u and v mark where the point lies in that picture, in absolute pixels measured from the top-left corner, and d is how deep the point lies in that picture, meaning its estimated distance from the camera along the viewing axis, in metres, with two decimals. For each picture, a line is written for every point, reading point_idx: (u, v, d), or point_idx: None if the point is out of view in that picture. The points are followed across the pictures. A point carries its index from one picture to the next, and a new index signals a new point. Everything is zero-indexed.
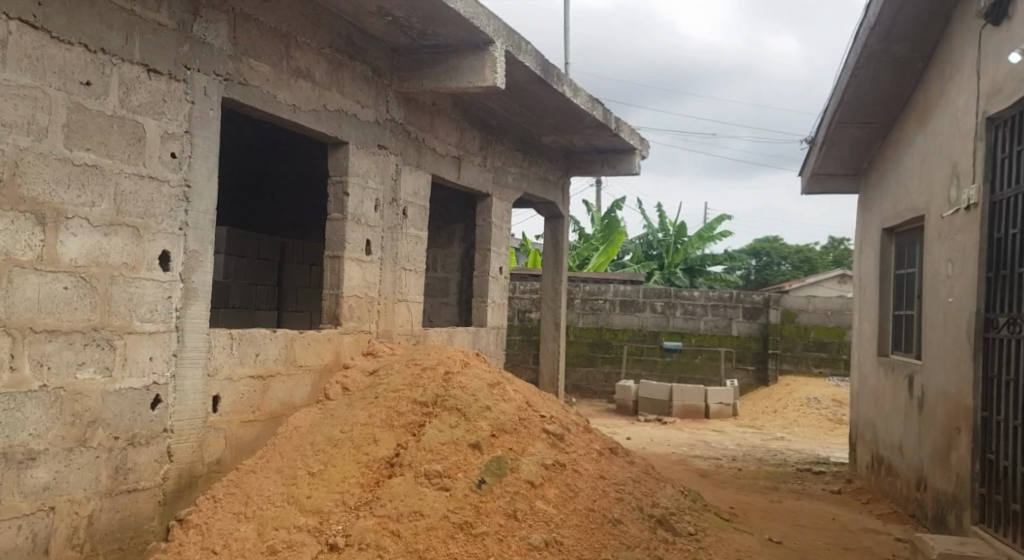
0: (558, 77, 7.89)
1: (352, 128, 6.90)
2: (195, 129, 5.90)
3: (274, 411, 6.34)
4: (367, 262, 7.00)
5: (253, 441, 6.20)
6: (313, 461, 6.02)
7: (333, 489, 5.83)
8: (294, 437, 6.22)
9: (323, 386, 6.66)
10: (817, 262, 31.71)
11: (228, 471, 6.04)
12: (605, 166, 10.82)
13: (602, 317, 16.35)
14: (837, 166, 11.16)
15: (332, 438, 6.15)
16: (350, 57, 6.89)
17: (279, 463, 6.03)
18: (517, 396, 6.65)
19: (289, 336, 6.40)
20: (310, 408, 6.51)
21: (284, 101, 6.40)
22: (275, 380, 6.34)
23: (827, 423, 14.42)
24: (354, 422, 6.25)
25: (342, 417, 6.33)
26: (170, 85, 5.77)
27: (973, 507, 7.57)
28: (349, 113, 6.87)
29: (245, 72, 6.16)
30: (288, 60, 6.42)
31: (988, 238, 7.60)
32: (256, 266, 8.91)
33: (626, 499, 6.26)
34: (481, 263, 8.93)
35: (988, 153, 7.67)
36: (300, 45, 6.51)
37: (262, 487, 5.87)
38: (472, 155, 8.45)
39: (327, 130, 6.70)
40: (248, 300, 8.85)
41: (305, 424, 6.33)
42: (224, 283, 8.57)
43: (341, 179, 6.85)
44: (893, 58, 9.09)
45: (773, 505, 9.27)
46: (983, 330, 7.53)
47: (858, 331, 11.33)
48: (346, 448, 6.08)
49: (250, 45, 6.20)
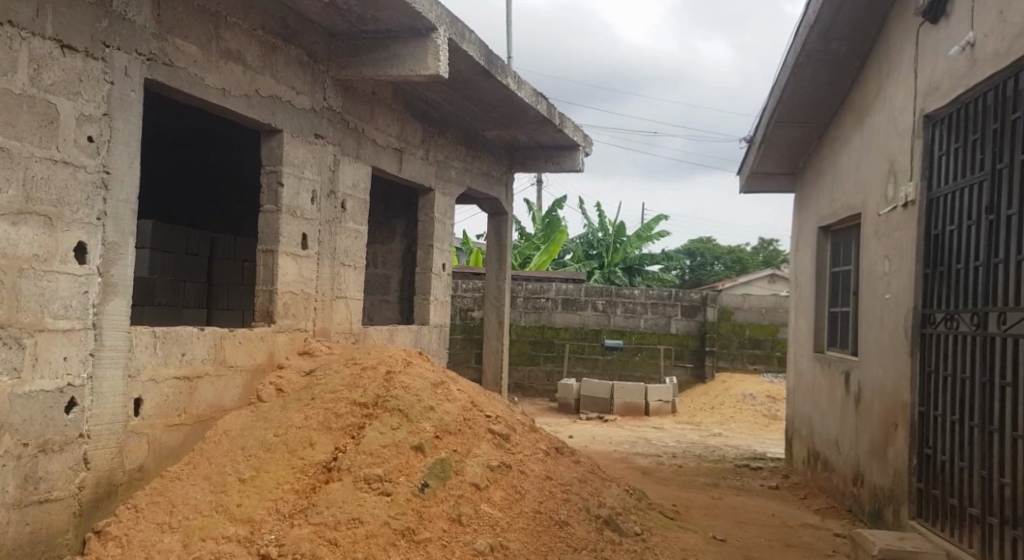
0: (502, 68, 7.76)
1: (286, 116, 6.71)
2: (114, 111, 5.68)
3: (202, 415, 6.15)
4: (303, 256, 6.83)
5: (179, 446, 6.00)
6: (244, 467, 5.84)
7: (265, 496, 5.65)
8: (223, 441, 6.04)
9: (254, 387, 6.47)
10: (748, 262, 32.03)
11: (150, 479, 5.83)
12: (549, 162, 10.78)
13: (544, 316, 16.19)
14: (775, 165, 11.20)
15: (266, 442, 5.98)
16: (284, 41, 6.69)
17: (207, 470, 5.84)
18: (460, 396, 6.53)
19: (217, 335, 6.22)
20: (241, 410, 6.32)
21: (212, 84, 6.18)
22: (203, 382, 6.15)
23: (762, 419, 14.53)
24: (288, 425, 6.08)
25: (275, 420, 6.16)
26: (87, 63, 5.54)
27: (910, 502, 7.59)
28: (282, 100, 6.67)
29: (171, 52, 5.94)
30: (217, 41, 6.20)
31: (925, 235, 7.62)
32: (182, 262, 8.68)
33: (573, 500, 6.15)
34: (424, 259, 8.80)
35: (926, 150, 7.69)
36: (230, 25, 6.30)
37: (188, 496, 5.68)
38: (414, 148, 8.28)
39: (260, 117, 6.50)
40: (175, 298, 8.61)
41: (235, 428, 6.14)
42: (148, 279, 8.32)
43: (274, 169, 6.66)
44: (831, 57, 9.11)
45: (714, 501, 9.26)
46: (920, 327, 7.56)
47: (793, 328, 11.38)
48: (280, 452, 5.90)
49: (176, 24, 5.97)
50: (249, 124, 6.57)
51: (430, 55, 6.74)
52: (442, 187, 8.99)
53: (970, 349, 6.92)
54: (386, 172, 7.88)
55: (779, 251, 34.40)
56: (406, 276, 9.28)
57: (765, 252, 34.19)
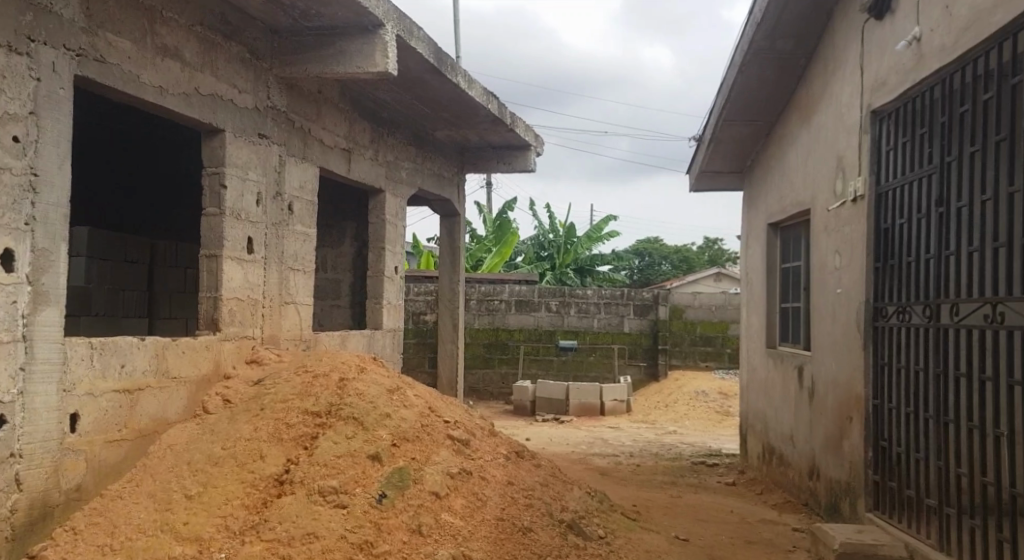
0: (452, 66, 7.65)
1: (228, 115, 6.50)
2: (41, 109, 5.45)
3: (144, 429, 5.96)
4: (248, 261, 6.64)
5: (120, 462, 5.80)
6: (190, 483, 5.66)
7: (214, 513, 5.48)
8: (167, 458, 5.85)
9: (200, 399, 6.28)
10: (695, 261, 32.20)
11: (89, 499, 5.63)
12: (501, 163, 10.68)
13: (498, 318, 16.08)
14: (724, 163, 11.17)
15: (213, 456, 5.81)
16: (225, 38, 6.49)
17: (151, 486, 5.66)
18: (416, 401, 6.36)
19: (159, 345, 6.02)
20: (186, 424, 6.13)
21: (148, 82, 5.98)
22: (145, 395, 5.96)
23: (715, 416, 14.55)
24: (237, 438, 5.91)
25: (223, 433, 5.98)
26: (10, 59, 5.32)
27: (867, 494, 7.43)
28: (224, 98, 6.47)
29: (102, 47, 5.73)
30: (152, 37, 6.00)
31: (875, 229, 7.45)
32: (120, 271, 8.49)
33: (535, 505, 6.01)
34: (376, 262, 8.65)
35: (874, 146, 7.52)
36: (166, 21, 6.09)
37: (131, 515, 5.49)
38: (362, 148, 8.12)
39: (200, 116, 6.29)
40: (113, 308, 8.41)
41: (180, 442, 5.96)
42: (83, 287, 8.14)
43: (216, 171, 6.46)
44: (779, 55, 9.05)
45: (672, 500, 9.22)
46: (873, 320, 7.41)
47: (745, 326, 11.36)
48: (228, 467, 5.73)
49: (107, 18, 5.77)
50: (189, 124, 6.36)
51: (379, 52, 6.58)
52: (392, 189, 8.85)
53: (921, 343, 6.76)
54: (334, 173, 7.72)
55: (725, 250, 34.64)
56: (356, 280, 9.13)
57: (710, 251, 34.39)
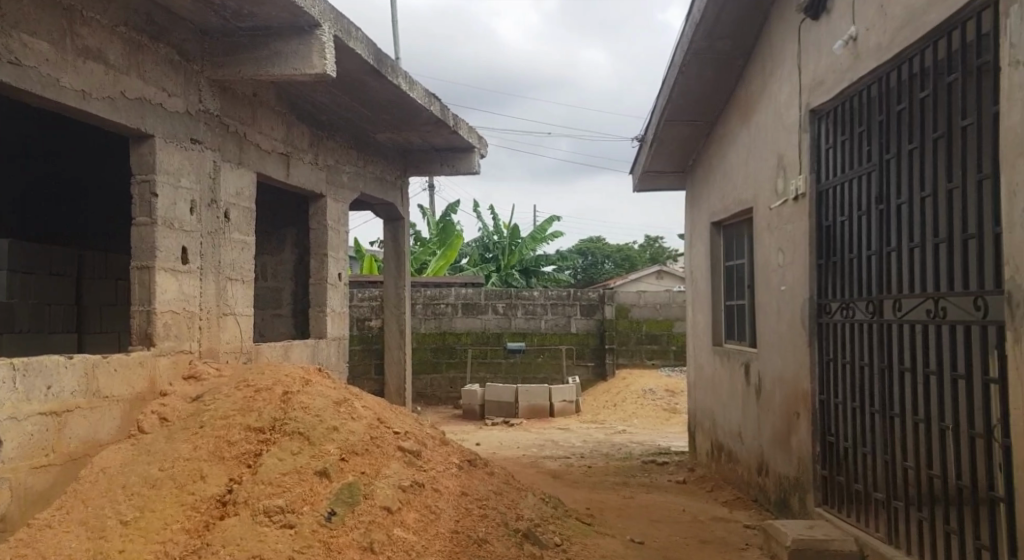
0: (392, 67, 7.55)
1: (156, 120, 6.17)
2: None
3: (74, 452, 5.56)
4: (183, 271, 6.32)
5: (47, 490, 5.40)
6: (125, 508, 5.28)
7: (151, 540, 5.10)
8: (99, 484, 5.43)
9: (134, 418, 5.89)
10: (637, 260, 32.33)
11: (13, 530, 5.22)
12: (445, 166, 10.62)
13: (445, 322, 15.88)
14: (667, 163, 11.13)
15: (150, 478, 5.43)
16: (151, 39, 6.20)
17: (83, 514, 5.27)
18: (362, 413, 6.13)
19: (88, 363, 5.62)
20: (119, 445, 5.74)
21: (69, 85, 5.64)
22: (74, 416, 5.56)
23: (663, 413, 14.54)
24: (174, 458, 5.54)
25: (160, 454, 5.60)
26: None
27: (815, 488, 7.37)
28: (151, 101, 6.14)
29: (18, 50, 5.38)
30: (73, 38, 5.68)
31: (817, 226, 7.35)
32: (46, 285, 8.22)
33: (491, 515, 5.84)
34: (319, 269, 8.51)
35: (813, 145, 7.38)
36: (86, 20, 5.78)
37: (60, 545, 5.10)
38: (301, 152, 7.95)
39: (126, 120, 5.96)
40: (40, 322, 8.13)
41: (113, 465, 5.56)
42: (8, 303, 7.85)
43: (147, 178, 6.11)
44: (717, 55, 9.02)
45: (625, 501, 9.17)
46: (816, 317, 7.33)
47: (692, 323, 11.33)
48: (167, 489, 5.36)
49: (23, 18, 5.43)
50: (115, 129, 6.03)
51: (316, 53, 6.38)
52: (334, 194, 8.70)
53: (863, 342, 6.60)
54: (274, 180, 7.59)
55: (666, 248, 34.85)
56: (299, 288, 8.94)
57: (652, 250, 34.54)
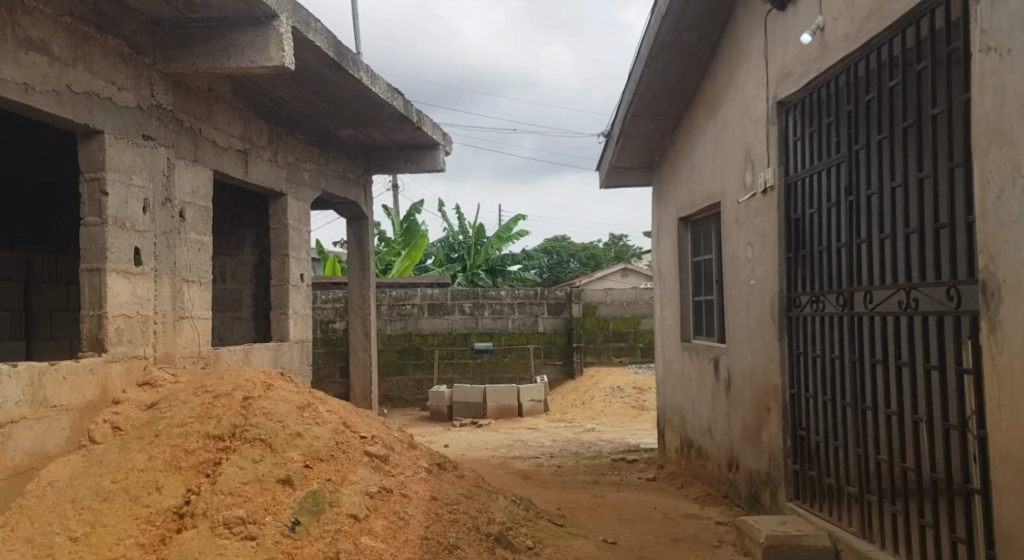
0: (353, 60, 7.44)
1: (106, 115, 5.95)
2: None
3: (20, 465, 5.30)
4: (135, 273, 6.12)
5: None
6: (76, 523, 5.04)
7: (104, 555, 4.87)
8: (48, 497, 5.20)
9: (85, 428, 5.64)
10: (602, 258, 32.30)
11: None
12: (409, 163, 10.51)
13: (411, 323, 15.71)
14: (633, 159, 11.05)
15: (103, 491, 5.20)
16: (99, 30, 5.96)
17: (31, 530, 5.03)
18: (328, 417, 5.96)
19: (34, 372, 5.37)
20: (69, 457, 5.48)
21: (12, 79, 5.38)
22: (20, 428, 5.30)
23: (631, 410, 14.46)
24: (128, 469, 5.32)
25: (113, 465, 5.36)
26: None
27: (787, 483, 7.22)
28: (100, 96, 5.91)
29: None
30: (15, 28, 5.43)
31: (786, 219, 7.27)
32: None
33: (461, 520, 5.69)
34: (279, 270, 8.36)
35: (781, 138, 7.31)
36: (28, 10, 5.52)
37: None
38: (259, 149, 7.80)
39: (74, 115, 5.73)
40: None
41: (63, 478, 5.32)
42: None
43: (96, 176, 5.91)
44: (683, 48, 8.95)
45: (596, 500, 9.06)
46: (786, 311, 7.24)
47: (659, 319, 11.24)
48: (120, 501, 5.13)
49: None
50: (62, 125, 5.79)
51: (274, 46, 6.21)
52: (294, 192, 8.57)
53: (834, 335, 6.52)
54: (232, 178, 7.45)
55: (631, 246, 34.86)
56: (259, 290, 8.78)
57: (616, 249, 34.50)
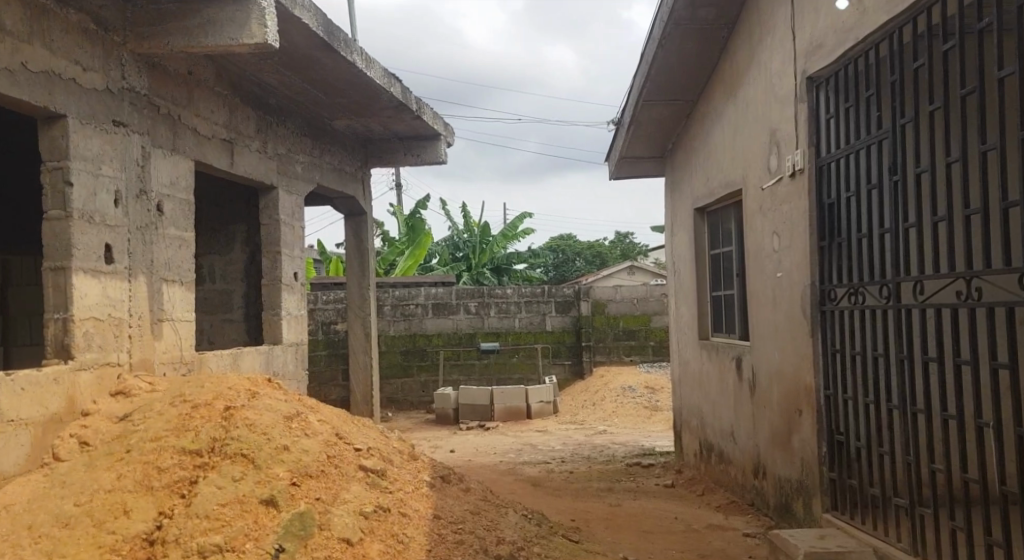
0: (344, 41, 6.91)
1: (69, 98, 5.41)
2: None
3: None
4: (106, 272, 5.58)
5: None
6: (33, 553, 4.50)
7: None
8: (2, 522, 4.64)
9: (48, 444, 5.11)
10: (608, 256, 31.73)
11: None
12: (409, 155, 9.98)
13: (415, 323, 15.17)
14: (644, 148, 10.52)
15: (63, 516, 4.65)
16: (60, 2, 5.41)
17: None
18: (321, 428, 5.43)
19: None
20: (30, 477, 4.95)
21: None
22: None
23: (642, 411, 13.92)
24: (93, 490, 4.77)
25: (77, 486, 4.82)
26: None
27: (824, 493, 6.78)
28: (60, 75, 5.37)
29: None
30: None
31: (818, 204, 6.79)
32: None
33: (468, 541, 5.13)
34: (271, 269, 7.84)
35: (811, 117, 6.84)
36: None
37: None
38: (246, 139, 7.25)
39: (31, 97, 5.19)
40: None
41: (21, 500, 4.78)
42: None
43: (60, 164, 5.37)
44: (700, 26, 8.39)
45: (613, 510, 8.52)
46: (819, 304, 6.77)
47: (674, 316, 10.72)
48: (84, 527, 4.59)
49: None
50: (19, 109, 5.25)
51: (256, 21, 5.68)
52: (286, 186, 8.04)
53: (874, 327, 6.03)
54: (217, 170, 6.92)
55: (637, 244, 34.30)
56: (251, 291, 8.25)
57: (621, 246, 33.92)
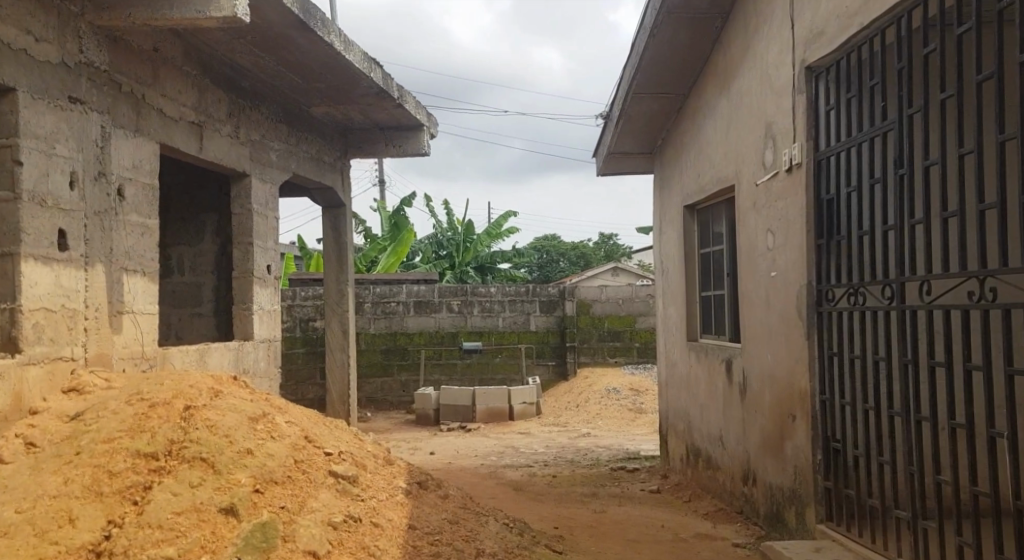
0: (322, 21, 6.56)
1: (19, 71, 5.04)
2: None
3: None
4: (59, 260, 5.21)
5: None
6: None
7: None
8: None
9: None
10: (593, 257, 31.43)
11: None
12: (390, 146, 9.61)
13: (396, 321, 14.79)
14: (633, 143, 10.17)
15: (2, 523, 4.26)
16: None
17: None
18: (288, 431, 5.06)
19: None
20: None
21: None
22: None
23: (626, 414, 13.59)
24: (36, 495, 4.38)
25: (19, 490, 4.42)
26: None
27: (818, 503, 6.44)
28: (11, 46, 4.99)
29: None
30: None
31: (816, 200, 6.44)
32: None
33: (444, 554, 4.76)
34: (243, 261, 7.48)
35: (810, 108, 6.48)
36: None
37: None
38: (217, 123, 6.88)
39: None
40: None
41: None
42: None
43: (9, 142, 5.00)
44: (693, 15, 8.04)
45: (597, 517, 8.18)
46: (816, 305, 6.43)
47: (661, 316, 10.37)
48: (25, 536, 4.21)
49: None
50: None
51: None
52: (259, 173, 7.68)
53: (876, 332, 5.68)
54: (185, 155, 6.56)
55: (621, 246, 34.03)
56: (221, 284, 7.88)
57: (605, 247, 33.64)
